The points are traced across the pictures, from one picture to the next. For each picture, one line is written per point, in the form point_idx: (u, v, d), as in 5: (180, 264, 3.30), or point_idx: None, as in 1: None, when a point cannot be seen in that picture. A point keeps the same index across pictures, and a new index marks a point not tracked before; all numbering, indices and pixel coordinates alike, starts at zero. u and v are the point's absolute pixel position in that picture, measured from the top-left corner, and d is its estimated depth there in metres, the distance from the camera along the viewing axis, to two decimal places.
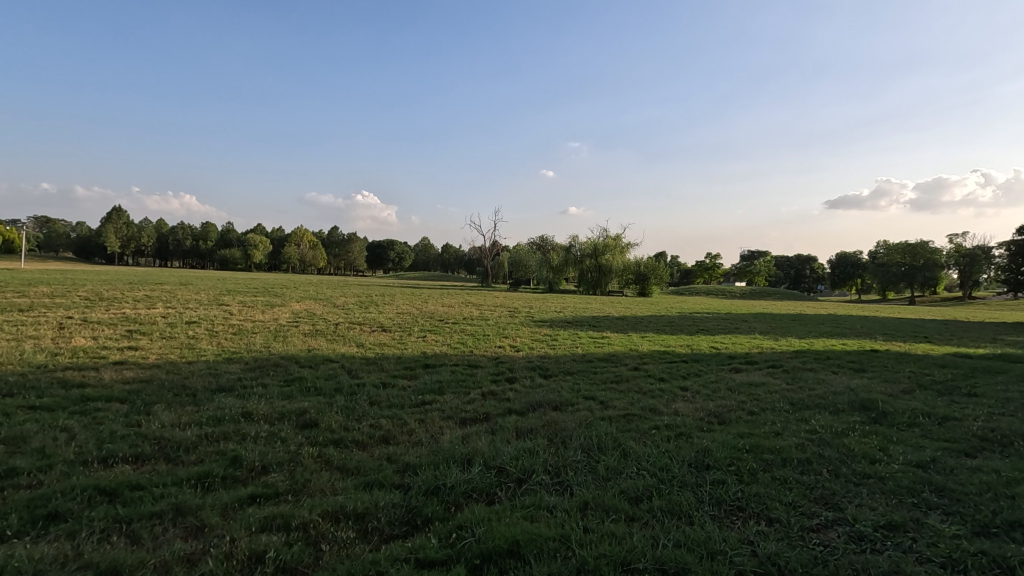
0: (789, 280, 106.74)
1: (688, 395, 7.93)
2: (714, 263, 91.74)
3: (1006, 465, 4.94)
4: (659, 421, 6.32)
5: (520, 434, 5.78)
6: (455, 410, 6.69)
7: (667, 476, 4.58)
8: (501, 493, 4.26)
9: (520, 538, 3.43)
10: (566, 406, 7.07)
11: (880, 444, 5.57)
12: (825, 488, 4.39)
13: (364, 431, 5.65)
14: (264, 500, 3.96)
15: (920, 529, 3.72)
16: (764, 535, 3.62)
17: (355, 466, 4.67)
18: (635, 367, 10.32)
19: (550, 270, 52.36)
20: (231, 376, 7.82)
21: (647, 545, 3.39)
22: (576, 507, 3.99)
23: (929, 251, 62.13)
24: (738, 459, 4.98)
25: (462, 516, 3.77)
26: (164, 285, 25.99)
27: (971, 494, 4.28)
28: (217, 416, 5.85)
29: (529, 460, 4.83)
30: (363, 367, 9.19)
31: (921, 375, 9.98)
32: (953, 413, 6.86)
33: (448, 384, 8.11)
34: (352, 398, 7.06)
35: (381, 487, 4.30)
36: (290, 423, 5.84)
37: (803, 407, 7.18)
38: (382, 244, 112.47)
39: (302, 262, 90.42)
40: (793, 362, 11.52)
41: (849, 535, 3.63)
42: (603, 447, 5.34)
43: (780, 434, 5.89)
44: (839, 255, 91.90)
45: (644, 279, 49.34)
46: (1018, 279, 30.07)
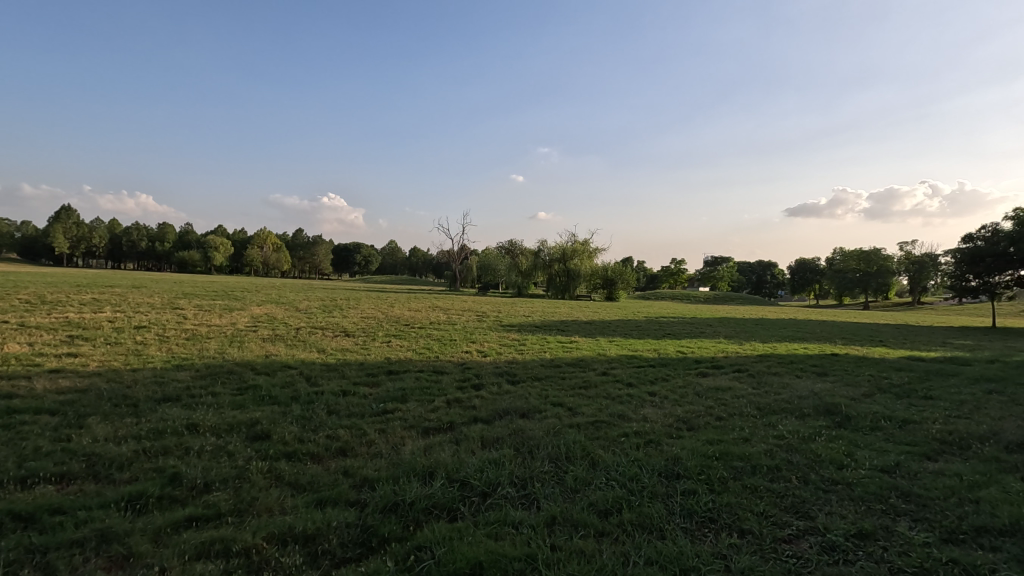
0: (751, 286, 109.73)
1: (656, 401, 7.89)
2: (679, 269, 93.67)
3: (966, 468, 5.04)
4: (628, 428, 6.24)
5: (486, 444, 5.61)
6: (419, 419, 6.48)
7: (637, 487, 4.49)
8: (464, 509, 4.09)
9: (483, 559, 3.27)
10: (534, 414, 6.93)
11: (847, 448, 5.62)
12: (795, 497, 4.37)
13: (320, 443, 5.38)
14: (202, 523, 3.68)
15: (889, 537, 3.72)
16: (736, 549, 3.55)
17: (309, 481, 4.43)
18: (603, 372, 10.25)
19: (519, 274, 52.37)
20: (178, 385, 7.39)
21: (617, 564, 3.27)
22: (543, 523, 3.85)
23: (881, 258, 64.70)
24: (708, 468, 4.93)
25: (422, 536, 3.58)
26: (114, 288, 24.78)
27: (937, 499, 4.33)
28: (157, 429, 5.49)
29: (494, 472, 4.66)
30: (323, 373, 8.87)
31: (880, 378, 10.25)
32: (912, 416, 7.01)
33: (412, 391, 7.87)
34: (309, 407, 6.76)
35: (335, 504, 4.06)
36: (239, 435, 5.52)
37: (770, 412, 7.23)
38: (348, 246, 110.37)
39: (266, 265, 87.98)
40: (758, 365, 11.69)
41: (821, 546, 3.59)
42: (571, 456, 5.22)
43: (748, 440, 5.88)
44: (798, 262, 94.89)
45: (612, 283, 49.92)
46: (963, 286, 31.52)
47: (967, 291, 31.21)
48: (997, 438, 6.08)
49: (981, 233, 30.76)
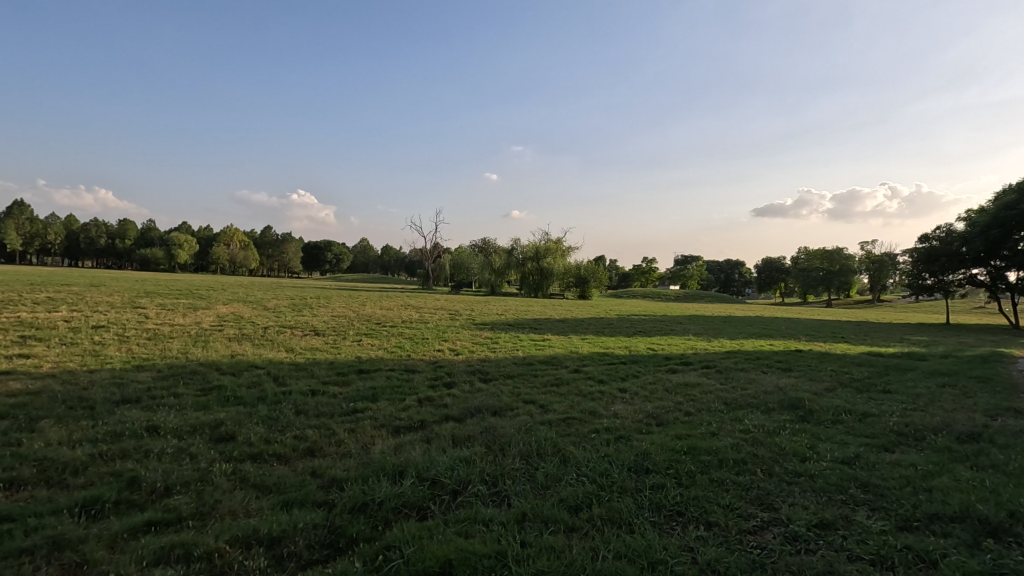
0: (720, 285, 112.00)
1: (627, 398, 7.99)
2: (650, 268, 95.00)
3: (921, 459, 5.25)
4: (599, 424, 6.31)
5: (457, 442, 5.59)
6: (389, 418, 6.42)
7: (607, 482, 4.53)
8: (434, 508, 4.07)
9: (453, 557, 3.25)
10: (505, 411, 6.92)
11: (809, 442, 5.78)
12: (760, 489, 4.47)
13: (287, 444, 5.27)
14: (162, 528, 3.57)
15: (850, 526, 3.84)
16: (703, 541, 3.62)
17: (275, 483, 4.34)
18: (575, 370, 10.31)
19: (492, 272, 52.36)
20: (138, 386, 7.15)
21: (586, 558, 3.29)
22: (513, 519, 3.86)
23: (843, 257, 66.79)
24: (676, 462, 5.01)
25: (391, 535, 3.54)
26: (70, 286, 23.85)
27: (894, 489, 4.49)
28: (116, 432, 5.30)
29: (465, 470, 4.64)
30: (291, 373, 8.70)
31: (841, 373, 10.59)
32: (871, 410, 7.26)
33: (383, 390, 7.78)
34: (277, 407, 6.61)
35: (302, 506, 3.99)
36: (202, 437, 5.37)
37: (736, 407, 7.40)
38: (318, 244, 108.45)
39: (233, 263, 85.77)
40: (726, 362, 11.94)
41: (784, 536, 3.69)
42: (542, 453, 5.24)
43: (715, 435, 6.01)
44: (765, 261, 97.23)
45: (585, 281, 50.41)
46: (920, 284, 32.86)
47: (924, 289, 32.54)
48: (949, 429, 6.35)
49: (937, 233, 32.05)
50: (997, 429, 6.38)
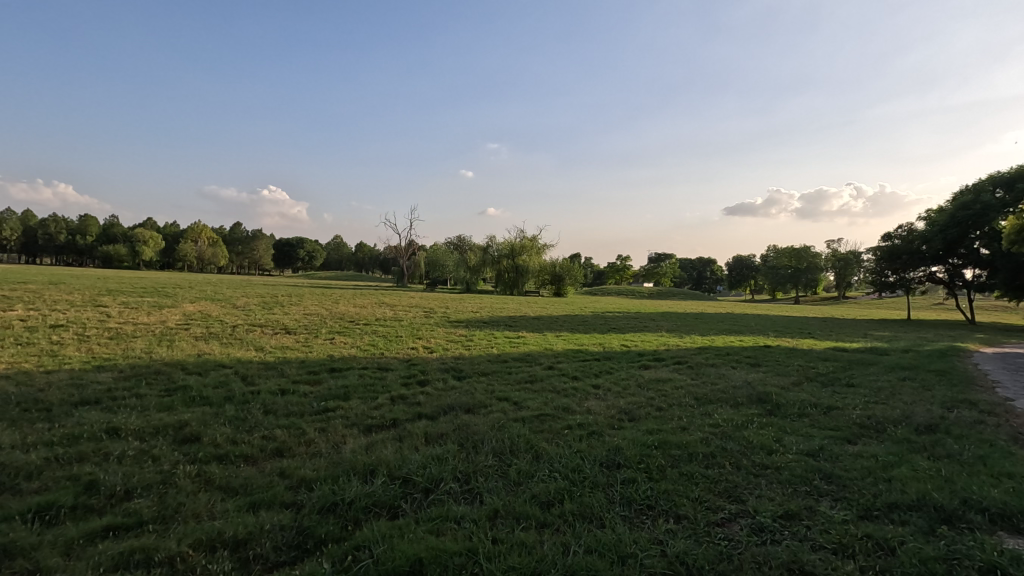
0: (692, 282, 113.78)
1: (600, 394, 8.05)
2: (624, 265, 96.01)
3: (882, 450, 5.42)
4: (572, 420, 6.34)
5: (429, 440, 5.56)
6: (361, 417, 6.33)
7: (579, 477, 4.57)
8: (405, 507, 4.04)
9: (423, 555, 3.23)
10: (479, 409, 6.91)
11: (776, 435, 5.92)
12: (728, 482, 4.56)
13: (255, 445, 5.16)
14: (121, 533, 3.46)
15: (813, 517, 3.95)
16: (672, 534, 3.67)
17: (241, 484, 4.25)
18: (550, 367, 10.35)
19: (467, 270, 52.14)
20: (98, 387, 6.91)
21: (557, 553, 3.31)
22: (485, 516, 3.85)
23: (811, 255, 68.54)
24: (647, 457, 5.08)
25: (360, 535, 3.50)
26: (27, 284, 22.92)
27: (855, 479, 4.63)
28: (73, 434, 5.11)
29: (437, 468, 4.62)
30: (260, 372, 8.53)
31: (807, 368, 10.87)
32: (835, 403, 7.49)
33: (354, 389, 7.68)
34: (244, 407, 6.47)
35: (269, 507, 3.91)
36: (165, 438, 5.22)
37: (707, 402, 7.53)
38: (290, 241, 106.44)
39: (200, 259, 83.42)
40: (697, 358, 12.15)
41: (751, 528, 3.77)
42: (515, 450, 5.25)
43: (686, 429, 6.11)
44: (735, 259, 99.12)
45: (560, 279, 50.74)
46: (883, 282, 33.92)
47: (887, 287, 33.62)
48: (908, 421, 6.58)
49: (898, 233, 33.12)
50: (953, 420, 6.65)
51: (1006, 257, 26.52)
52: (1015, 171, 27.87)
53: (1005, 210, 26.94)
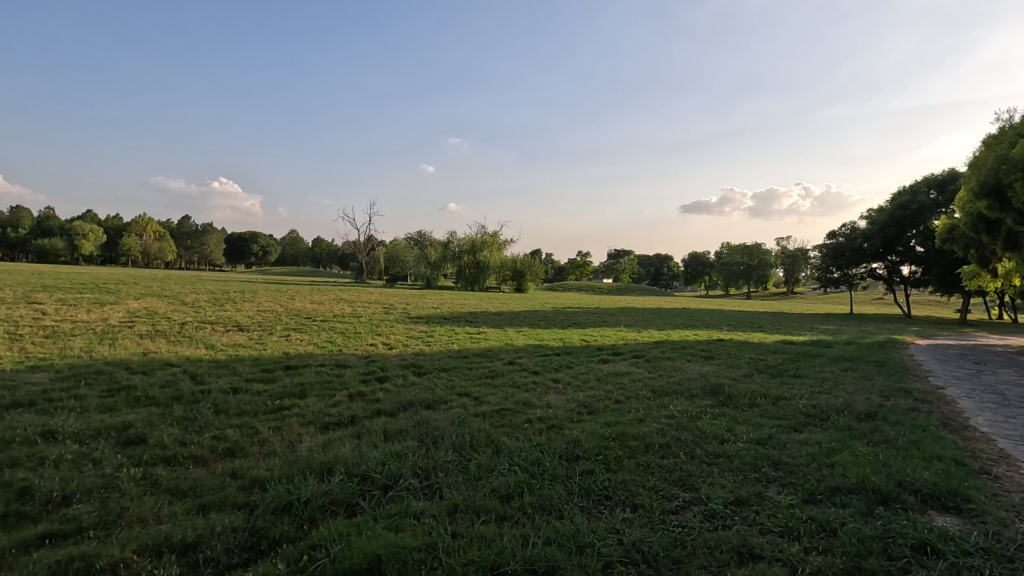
0: (650, 278, 116.26)
1: (559, 388, 8.15)
2: (584, 261, 97.24)
3: (825, 437, 5.70)
4: (532, 414, 6.40)
5: (388, 437, 5.50)
6: (317, 415, 6.20)
7: (538, 470, 4.61)
8: (364, 504, 3.98)
9: (382, 552, 3.19)
10: (439, 404, 6.88)
11: (728, 425, 6.13)
12: (682, 470, 4.70)
13: (204, 445, 4.99)
14: (58, 540, 3.28)
15: (761, 502, 4.11)
16: (629, 523, 3.75)
17: (191, 486, 4.10)
18: (510, 362, 10.40)
19: (428, 266, 51.76)
20: (31, 389, 6.51)
21: (517, 545, 3.34)
22: (445, 511, 3.84)
23: (761, 253, 71.13)
24: (605, 448, 5.17)
25: (317, 535, 3.43)
26: None
27: (801, 465, 4.85)
28: (2, 439, 4.80)
29: (396, 464, 4.58)
30: (211, 371, 8.22)
31: (758, 360, 11.31)
32: (783, 393, 7.82)
33: (311, 387, 7.51)
34: (193, 407, 6.22)
35: (220, 509, 3.79)
36: (107, 441, 4.97)
37: (663, 394, 7.74)
38: (243, 236, 102.84)
39: (145, 254, 79.65)
40: (654, 351, 12.46)
41: (703, 514, 3.90)
42: (475, 444, 5.25)
43: (643, 421, 6.26)
44: (691, 256, 101.85)
45: (521, 275, 51.10)
46: (827, 278, 35.18)
47: (831, 282, 34.92)
48: (850, 409, 6.94)
49: (843, 231, 34.68)
50: (889, 407, 7.06)
51: (939, 255, 28.24)
52: (946, 174, 29.72)
53: (938, 210, 28.73)
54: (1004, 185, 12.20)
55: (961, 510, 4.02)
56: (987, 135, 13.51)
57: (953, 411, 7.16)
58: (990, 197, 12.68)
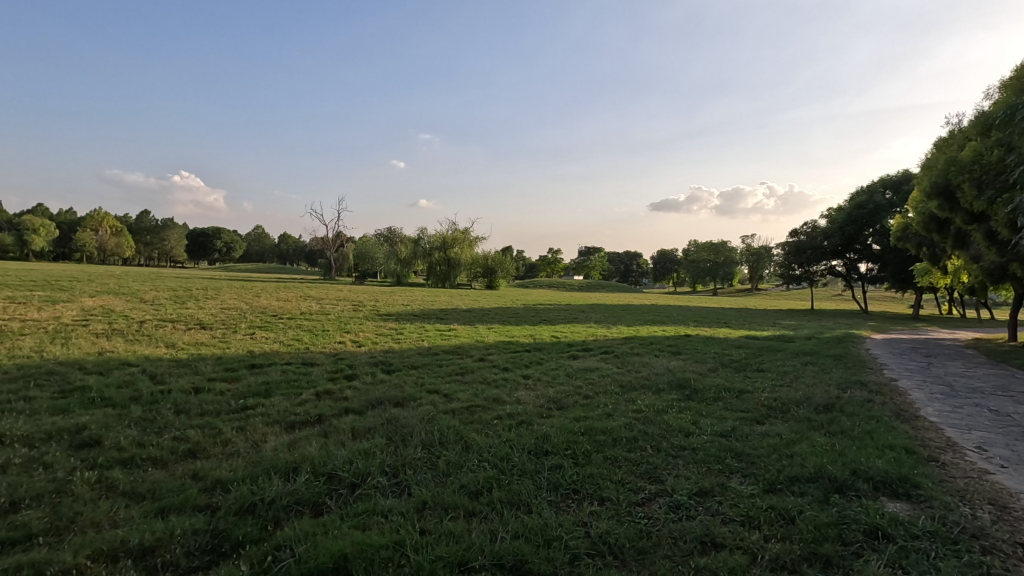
0: (620, 275, 117.65)
1: (529, 384, 8.20)
2: (555, 259, 97.75)
3: (785, 429, 5.88)
4: (502, 410, 6.42)
5: (356, 435, 5.44)
6: (283, 414, 6.08)
7: (508, 466, 4.63)
8: (330, 502, 3.94)
9: (348, 551, 3.16)
10: (408, 402, 6.84)
11: (693, 418, 6.27)
12: (649, 463, 4.79)
13: (164, 446, 4.85)
14: (5, 549, 3.13)
15: (724, 492, 4.23)
16: (596, 515, 3.81)
17: (150, 489, 3.97)
18: (481, 359, 10.39)
19: (398, 263, 51.26)
20: None
21: (485, 541, 3.35)
22: (413, 508, 3.83)
23: (727, 250, 72.70)
24: (574, 443, 5.23)
25: (282, 535, 3.38)
26: None
27: (763, 456, 5.00)
28: None
29: (364, 462, 4.54)
30: (172, 370, 7.98)
31: (723, 355, 11.59)
32: (746, 387, 8.05)
33: (277, 385, 7.35)
34: (152, 407, 6.03)
35: (180, 511, 3.69)
36: (59, 444, 4.77)
37: (631, 389, 7.86)
38: (205, 231, 99.81)
39: (101, 249, 76.60)
40: (623, 347, 12.65)
41: (669, 505, 3.99)
42: (444, 441, 5.24)
43: (611, 415, 6.34)
44: (659, 253, 103.36)
45: (492, 271, 51.03)
46: (790, 275, 36.06)
47: (793, 279, 35.84)
48: (810, 401, 7.19)
49: (804, 229, 35.72)
50: (846, 399, 7.33)
51: (894, 252, 29.44)
52: (901, 175, 30.98)
53: (893, 210, 29.96)
54: (953, 186, 12.75)
55: (910, 495, 4.22)
56: (938, 137, 14.10)
57: (905, 402, 7.48)
58: (940, 197, 13.24)
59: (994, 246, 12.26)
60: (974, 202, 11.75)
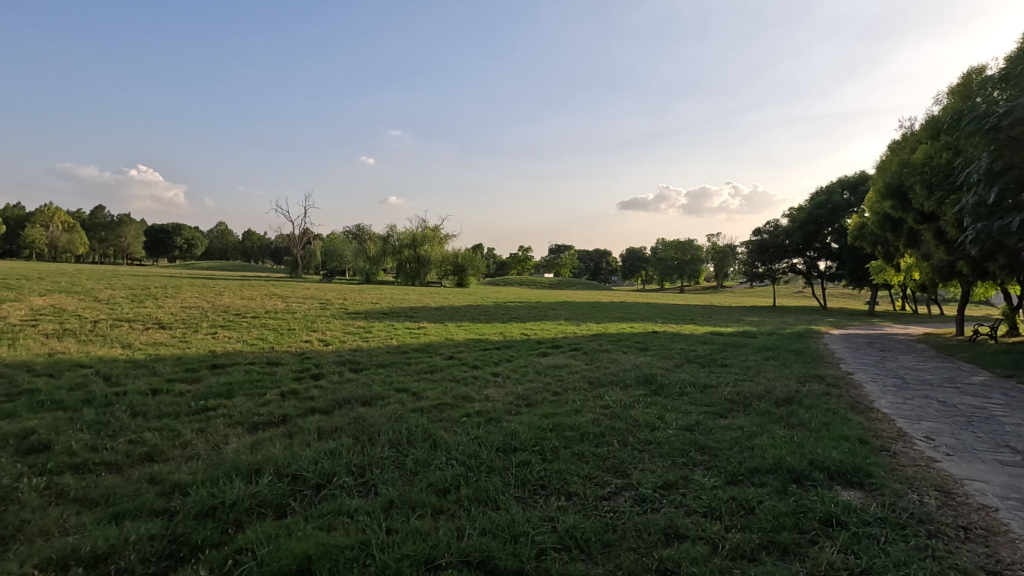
0: (589, 272, 118.73)
1: (498, 381, 8.21)
2: (525, 257, 98.04)
3: (747, 422, 6.05)
4: (471, 408, 6.41)
5: (322, 435, 5.35)
6: (246, 414, 5.94)
7: (476, 463, 4.63)
8: (295, 504, 3.87)
9: (312, 552, 3.11)
10: (376, 401, 6.77)
11: (659, 413, 6.38)
12: (615, 458, 4.86)
13: (119, 450, 4.68)
14: None
15: (687, 485, 4.32)
16: (563, 510, 3.84)
17: (104, 494, 3.83)
18: (450, 356, 10.36)
19: (367, 260, 50.46)
20: None
21: (452, 538, 3.35)
22: (380, 508, 3.79)
23: (694, 248, 74.16)
24: (542, 439, 5.26)
25: (244, 538, 3.31)
26: None
27: (725, 449, 5.13)
28: None
29: (330, 462, 4.47)
30: (128, 371, 7.70)
31: (689, 351, 11.84)
32: (710, 381, 8.25)
33: (239, 386, 7.18)
34: (106, 410, 5.79)
35: (137, 517, 3.56)
36: (5, 450, 4.55)
37: (599, 385, 7.95)
38: (164, 228, 96.39)
39: (51, 245, 73.10)
40: (592, 344, 12.79)
41: (634, 499, 4.05)
42: (412, 440, 5.20)
43: (579, 411, 6.40)
44: (628, 251, 104.73)
45: (462, 269, 50.87)
46: (753, 273, 36.98)
47: (756, 277, 36.78)
48: (771, 394, 7.41)
49: (767, 228, 36.68)
50: (804, 392, 7.59)
51: (851, 251, 30.55)
52: (858, 175, 32.12)
53: (850, 210, 31.07)
54: (905, 187, 13.31)
55: (863, 484, 4.39)
56: (892, 140, 14.68)
57: (860, 395, 7.79)
58: (894, 198, 13.80)
59: (943, 245, 12.86)
60: (924, 202, 12.28)
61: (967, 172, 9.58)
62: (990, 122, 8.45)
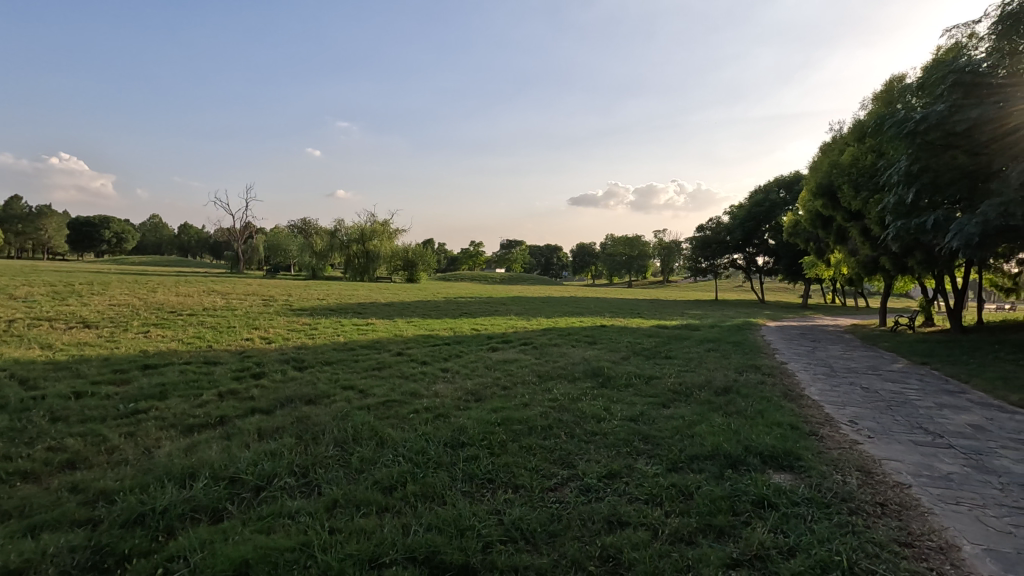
0: (540, 268, 119.69)
1: (448, 376, 8.18)
2: (477, 252, 97.74)
3: (688, 411, 6.28)
4: (419, 404, 6.35)
5: (262, 436, 5.17)
6: (180, 417, 5.66)
7: (423, 459, 4.60)
8: (232, 507, 3.72)
9: (250, 556, 3.01)
10: (321, 399, 6.60)
11: (606, 405, 6.52)
12: (562, 450, 4.93)
13: (36, 458, 4.35)
14: None
15: (631, 474, 4.44)
16: (510, 503, 3.87)
17: (18, 507, 3.55)
18: (399, 353, 10.22)
19: (313, 255, 48.96)
20: None
21: (397, 535, 3.31)
22: (323, 508, 3.71)
23: (641, 244, 76.00)
24: (490, 434, 5.27)
25: (176, 545, 3.16)
26: None
27: (667, 438, 5.30)
28: None
29: (271, 463, 4.33)
30: (47, 373, 7.17)
31: (635, 343, 12.16)
32: (655, 373, 8.50)
33: (174, 387, 6.82)
34: (22, 416, 5.38)
35: (56, 528, 3.34)
36: None
37: (548, 378, 8.05)
38: (90, 220, 90.10)
39: None
40: (541, 338, 12.91)
41: (579, 489, 4.14)
42: (358, 438, 5.10)
43: (528, 405, 6.46)
44: (578, 247, 106.22)
45: (412, 264, 50.10)
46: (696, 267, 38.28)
47: (700, 272, 38.10)
48: (711, 384, 7.72)
49: (710, 225, 38.01)
50: (742, 382, 7.94)
51: (786, 247, 32.13)
52: (792, 175, 33.79)
53: (786, 208, 32.65)
54: (835, 186, 14.12)
55: (793, 467, 4.65)
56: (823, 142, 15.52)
57: (792, 383, 8.24)
58: (824, 197, 14.62)
59: (868, 242, 13.73)
60: (851, 201, 13.07)
61: (889, 174, 10.27)
62: (908, 127, 9.07)
